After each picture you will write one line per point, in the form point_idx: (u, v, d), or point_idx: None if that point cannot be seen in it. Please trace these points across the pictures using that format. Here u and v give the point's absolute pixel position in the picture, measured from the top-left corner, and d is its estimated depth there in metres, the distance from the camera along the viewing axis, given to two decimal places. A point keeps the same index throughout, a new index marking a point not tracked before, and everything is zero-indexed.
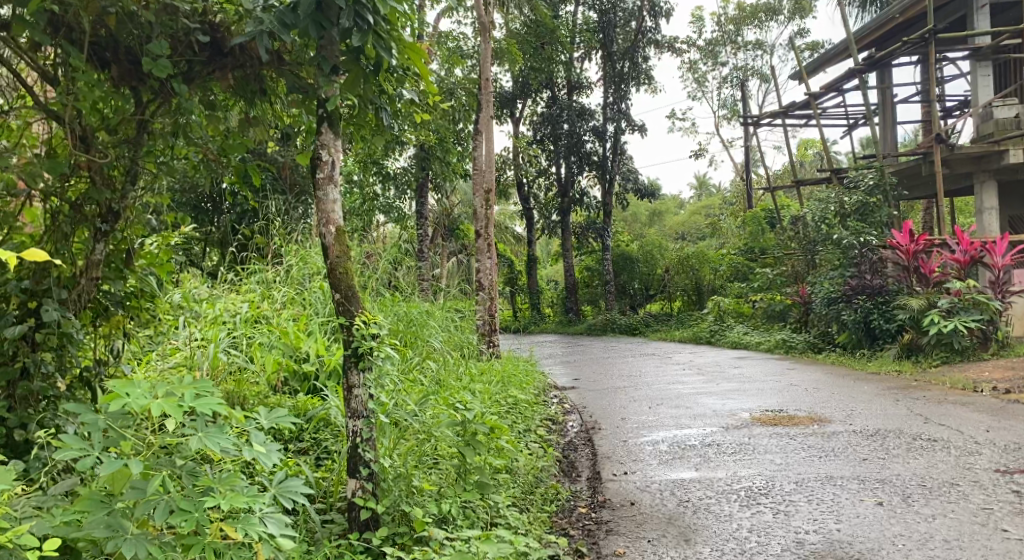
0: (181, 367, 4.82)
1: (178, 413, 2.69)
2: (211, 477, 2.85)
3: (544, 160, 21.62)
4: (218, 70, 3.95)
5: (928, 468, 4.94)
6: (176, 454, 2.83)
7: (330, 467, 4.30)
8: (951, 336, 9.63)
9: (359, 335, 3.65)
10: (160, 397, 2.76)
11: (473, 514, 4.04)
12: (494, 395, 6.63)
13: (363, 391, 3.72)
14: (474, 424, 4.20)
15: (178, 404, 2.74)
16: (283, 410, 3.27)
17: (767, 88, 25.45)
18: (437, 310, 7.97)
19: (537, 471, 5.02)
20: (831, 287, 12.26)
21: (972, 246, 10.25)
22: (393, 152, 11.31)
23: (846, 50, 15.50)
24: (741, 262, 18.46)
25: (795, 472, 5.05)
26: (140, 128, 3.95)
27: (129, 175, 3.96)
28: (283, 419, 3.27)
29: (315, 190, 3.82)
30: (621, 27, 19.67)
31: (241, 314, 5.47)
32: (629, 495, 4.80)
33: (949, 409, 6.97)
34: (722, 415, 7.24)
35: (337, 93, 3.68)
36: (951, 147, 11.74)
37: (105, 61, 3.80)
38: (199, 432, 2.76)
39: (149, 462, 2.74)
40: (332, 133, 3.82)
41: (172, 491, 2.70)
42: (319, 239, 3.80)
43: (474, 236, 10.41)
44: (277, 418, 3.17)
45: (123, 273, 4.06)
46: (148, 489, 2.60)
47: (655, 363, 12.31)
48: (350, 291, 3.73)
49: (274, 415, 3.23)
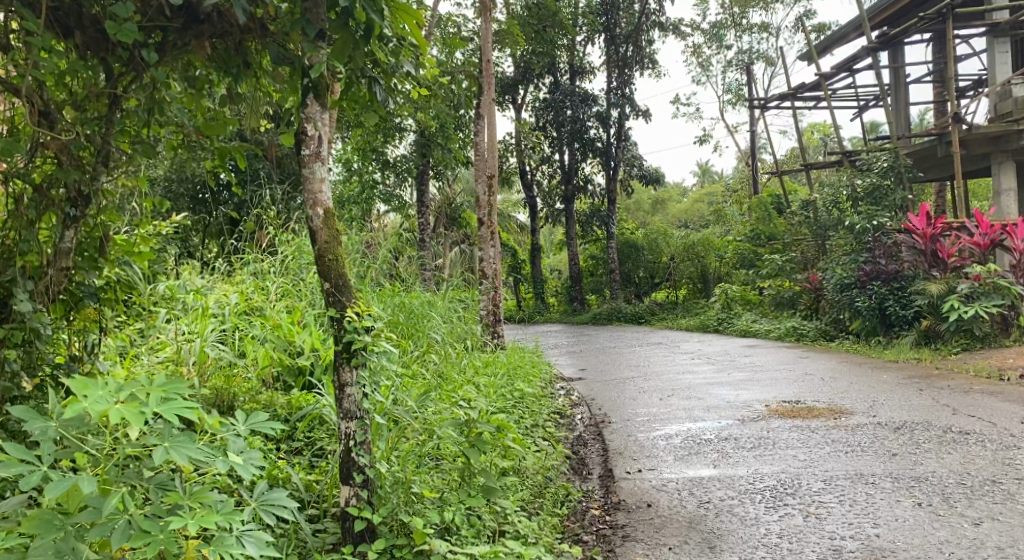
0: (168, 363, 4.51)
1: (141, 421, 2.36)
2: (182, 491, 2.54)
3: (547, 146, 21.23)
4: (194, 39, 3.60)
5: (964, 463, 4.63)
6: (143, 464, 2.52)
7: (325, 469, 4.01)
8: (972, 323, 9.29)
9: (351, 328, 3.31)
10: (122, 401, 2.42)
11: (479, 522, 3.71)
12: (498, 389, 6.31)
13: (357, 390, 3.39)
14: (480, 424, 3.82)
15: (141, 410, 2.41)
16: (272, 411, 2.95)
17: (773, 72, 24.97)
18: (439, 301, 7.64)
19: (546, 471, 4.69)
20: (843, 272, 11.90)
21: (992, 228, 9.94)
22: (392, 137, 10.96)
23: (856, 29, 15.13)
24: (748, 249, 17.60)
25: (821, 469, 4.73)
26: (112, 104, 3.61)
27: (99, 156, 3.62)
28: (267, 423, 2.94)
29: (301, 168, 3.49)
30: (624, 9, 19.12)
31: (230, 305, 5.14)
32: (645, 495, 4.48)
33: (976, 398, 6.65)
34: (737, 407, 6.93)
35: (323, 61, 3.34)
36: (969, 127, 11.35)
37: (68, 28, 3.43)
38: (167, 442, 2.43)
39: (109, 476, 2.44)
40: (318, 104, 3.46)
41: (134, 510, 2.39)
42: (306, 222, 3.47)
43: (477, 224, 10.02)
44: (264, 424, 2.84)
45: (97, 263, 3.77)
46: (104, 510, 2.29)
47: (662, 351, 12.01)
48: (340, 280, 3.40)
49: (253, 419, 2.89)
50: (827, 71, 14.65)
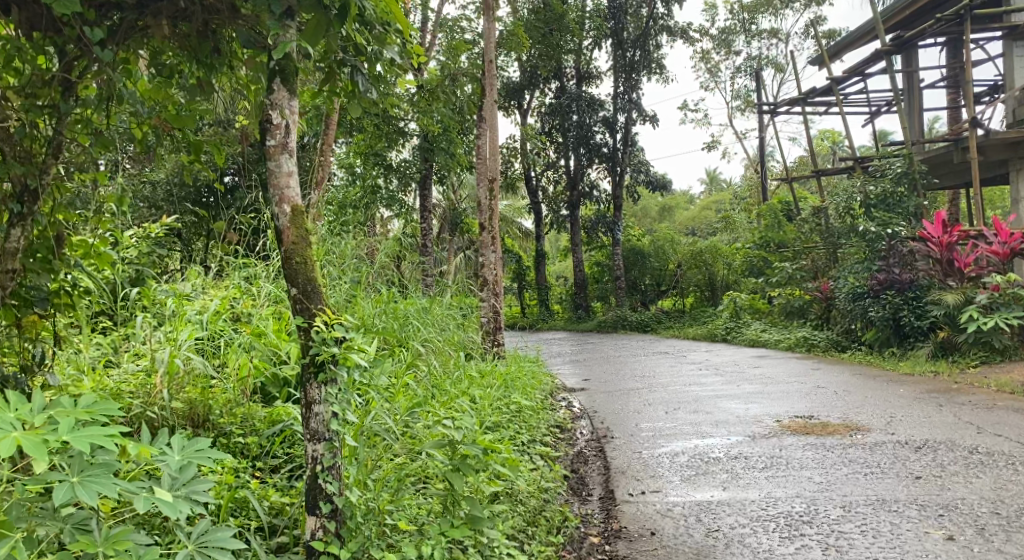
0: (143, 373, 4.16)
1: (42, 450, 2.19)
2: (93, 536, 2.38)
3: (552, 152, 20.88)
4: (152, 18, 3.26)
5: (996, 490, 4.25)
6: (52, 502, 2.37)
7: (298, 492, 3.69)
8: (991, 335, 8.91)
9: (319, 339, 3.03)
10: (23, 429, 2.24)
11: (462, 557, 3.38)
12: (494, 402, 5.97)
13: (325, 409, 3.10)
14: (465, 446, 3.50)
15: (43, 438, 2.23)
16: (210, 441, 2.83)
17: (783, 78, 24.63)
18: (436, 308, 7.26)
19: (542, 494, 4.36)
20: (856, 282, 11.53)
21: (1012, 237, 9.56)
22: (391, 140, 10.65)
23: (869, 32, 14.74)
24: (757, 256, 16.73)
25: (839, 493, 4.38)
26: (65, 90, 3.32)
27: (50, 147, 3.35)
28: (206, 452, 2.76)
29: (266, 160, 3.21)
30: (632, 13, 18.82)
31: (208, 310, 4.79)
32: (649, 522, 4.13)
33: (1001, 416, 6.28)
34: (747, 422, 6.57)
35: (292, 42, 3.02)
36: (988, 132, 10.98)
37: (6, 5, 3.13)
38: (75, 477, 2.30)
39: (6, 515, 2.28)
40: (286, 89, 3.19)
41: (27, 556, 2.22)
42: (272, 221, 3.17)
43: (479, 228, 9.55)
44: (200, 453, 2.73)
45: (51, 265, 3.47)
46: None
47: (670, 361, 11.62)
48: (309, 286, 3.11)
49: (189, 447, 2.71)
50: (839, 75, 14.26)
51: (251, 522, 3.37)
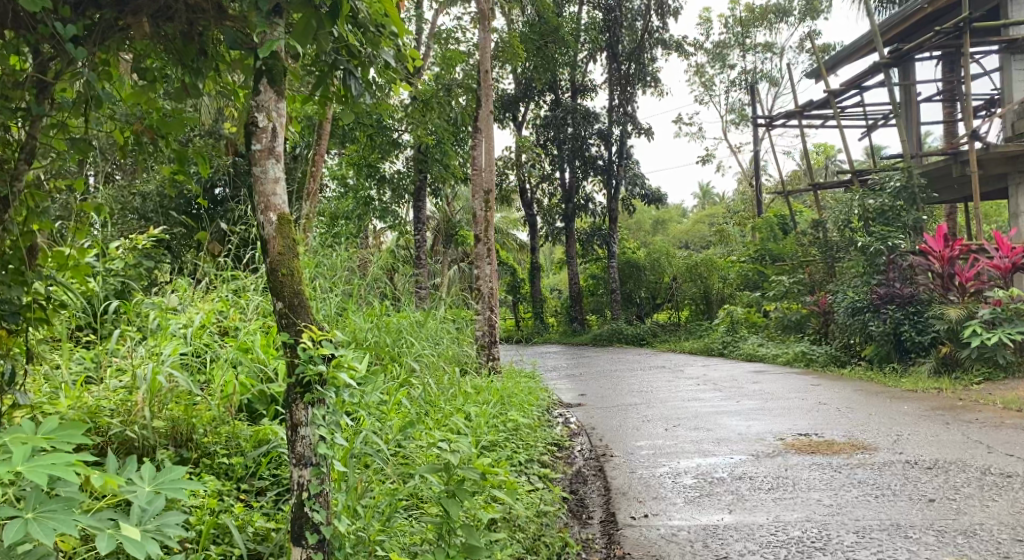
0: (124, 390, 3.95)
1: None
2: None
3: (547, 164, 20.74)
4: (132, 17, 3.08)
5: (1015, 515, 4.08)
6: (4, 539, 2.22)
7: (283, 518, 3.47)
8: (995, 351, 8.74)
9: (305, 356, 2.84)
10: None
11: None
12: (489, 420, 5.77)
13: (312, 432, 2.91)
14: (462, 470, 3.28)
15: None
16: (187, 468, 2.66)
17: (777, 92, 24.60)
18: (430, 321, 7.06)
19: (541, 519, 4.16)
20: (855, 296, 11.36)
21: (1013, 251, 9.48)
22: (386, 151, 10.47)
23: (866, 45, 14.66)
24: (754, 269, 16.60)
25: (852, 516, 4.20)
26: (39, 92, 3.13)
27: (23, 152, 3.17)
28: (180, 481, 2.58)
29: (252, 166, 3.03)
30: (627, 26, 18.77)
31: (193, 323, 4.56)
32: (653, 548, 3.94)
33: (1011, 434, 6.10)
34: (749, 440, 6.37)
35: (280, 41, 2.85)
36: (987, 145, 10.85)
37: None
38: (29, 513, 2.14)
39: None
40: (273, 92, 3.01)
41: None
42: (257, 230, 2.99)
43: (474, 240, 9.32)
44: (173, 483, 2.55)
45: (23, 277, 3.24)
46: None
47: (666, 376, 11.42)
48: (295, 299, 2.93)
49: (161, 477, 2.54)
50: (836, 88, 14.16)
51: (234, 550, 3.17)
